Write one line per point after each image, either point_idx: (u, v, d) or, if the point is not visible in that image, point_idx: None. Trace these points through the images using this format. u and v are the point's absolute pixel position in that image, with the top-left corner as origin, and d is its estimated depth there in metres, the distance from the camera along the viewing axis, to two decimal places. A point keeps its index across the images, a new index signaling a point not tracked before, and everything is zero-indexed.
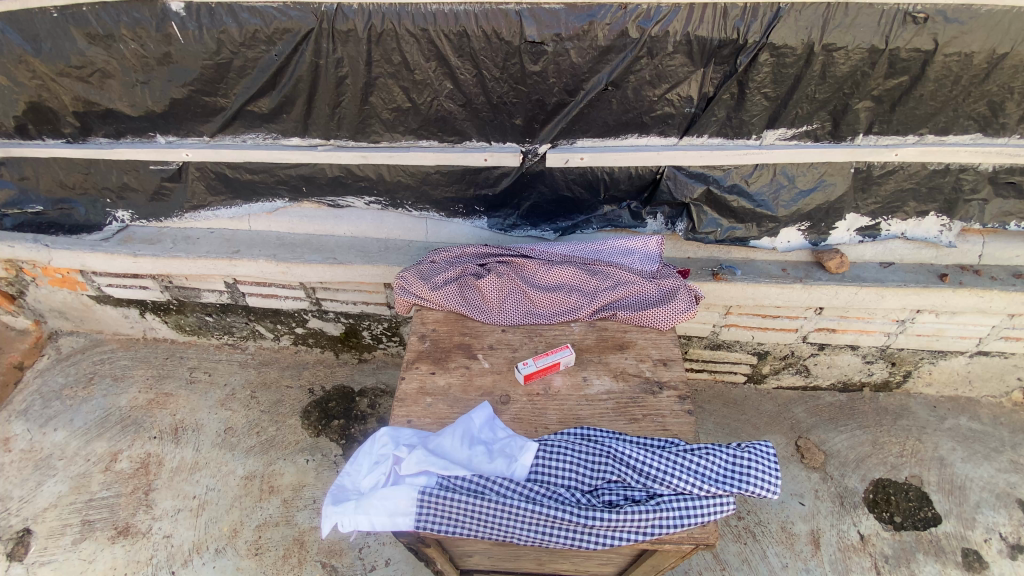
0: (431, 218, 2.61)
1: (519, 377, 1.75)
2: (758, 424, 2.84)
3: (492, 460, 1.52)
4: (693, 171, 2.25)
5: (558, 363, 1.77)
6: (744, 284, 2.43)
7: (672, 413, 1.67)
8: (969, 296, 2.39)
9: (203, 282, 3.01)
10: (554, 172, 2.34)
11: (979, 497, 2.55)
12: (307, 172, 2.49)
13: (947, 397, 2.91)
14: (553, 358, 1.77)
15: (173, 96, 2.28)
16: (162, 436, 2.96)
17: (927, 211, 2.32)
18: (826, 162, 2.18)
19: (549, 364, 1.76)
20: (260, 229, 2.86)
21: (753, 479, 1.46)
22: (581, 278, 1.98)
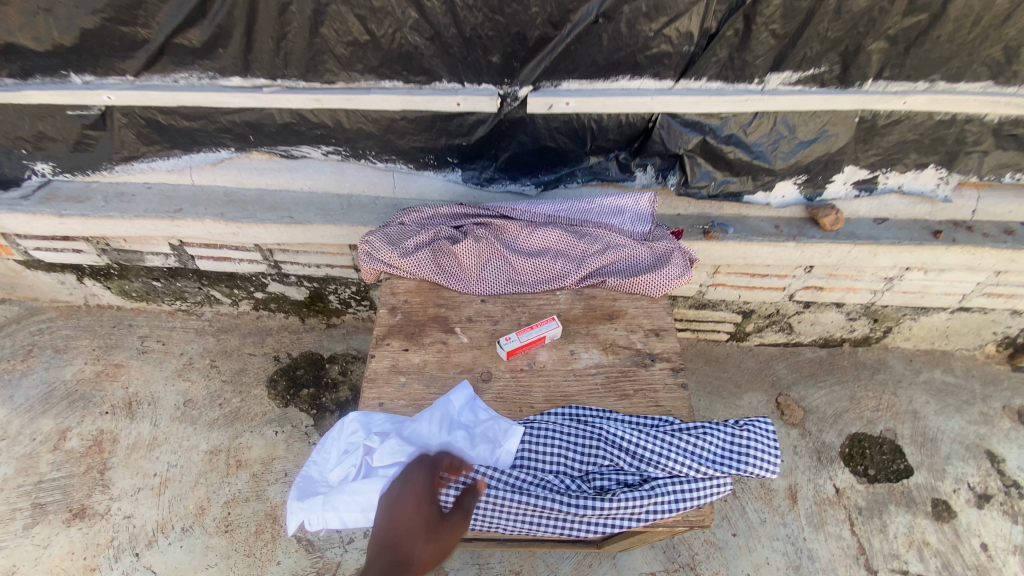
0: (399, 171, 2.34)
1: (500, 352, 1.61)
2: (739, 382, 2.84)
3: (474, 447, 1.37)
4: (688, 119, 2.03)
5: (544, 337, 1.63)
6: (736, 243, 2.29)
7: (665, 388, 1.56)
8: (961, 253, 2.31)
9: (146, 245, 2.73)
10: (535, 119, 2.08)
11: (950, 449, 2.62)
12: (253, 118, 2.20)
13: (923, 350, 2.93)
14: (540, 331, 1.63)
15: (83, 26, 1.92)
16: (117, 411, 2.77)
17: (927, 163, 2.19)
18: (832, 110, 1.99)
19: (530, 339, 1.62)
20: (205, 183, 2.56)
21: (752, 459, 1.36)
22: (566, 242, 1.80)
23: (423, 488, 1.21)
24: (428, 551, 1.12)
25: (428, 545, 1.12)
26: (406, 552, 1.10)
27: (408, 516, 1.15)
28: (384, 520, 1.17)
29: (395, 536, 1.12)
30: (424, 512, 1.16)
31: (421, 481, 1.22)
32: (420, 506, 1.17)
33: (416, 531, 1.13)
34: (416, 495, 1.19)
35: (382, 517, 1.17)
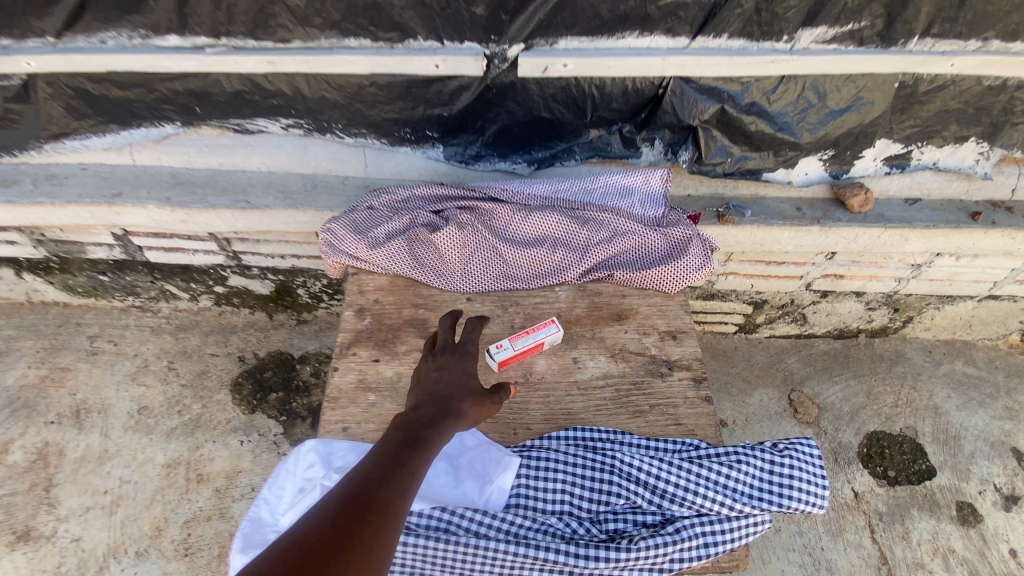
0: (370, 147, 2.04)
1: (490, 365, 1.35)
2: (749, 378, 2.63)
3: (457, 484, 1.13)
4: (705, 84, 1.75)
5: (541, 344, 1.37)
6: (753, 228, 2.04)
7: (685, 402, 1.32)
8: (1001, 237, 2.09)
9: (86, 235, 2.41)
10: (527, 85, 1.78)
11: (974, 447, 2.42)
12: (198, 85, 1.88)
13: (943, 340, 2.74)
14: (538, 337, 1.37)
15: None
16: (62, 420, 2.47)
17: (968, 135, 1.94)
18: (869, 73, 1.73)
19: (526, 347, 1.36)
20: (149, 164, 2.24)
21: (796, 492, 1.13)
22: (566, 229, 1.52)
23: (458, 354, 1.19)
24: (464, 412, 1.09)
25: (465, 405, 1.08)
26: (446, 407, 1.06)
27: (445, 379, 1.13)
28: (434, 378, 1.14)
29: (432, 394, 1.09)
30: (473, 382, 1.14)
31: (454, 351, 1.21)
32: (456, 371, 1.14)
33: (452, 391, 1.09)
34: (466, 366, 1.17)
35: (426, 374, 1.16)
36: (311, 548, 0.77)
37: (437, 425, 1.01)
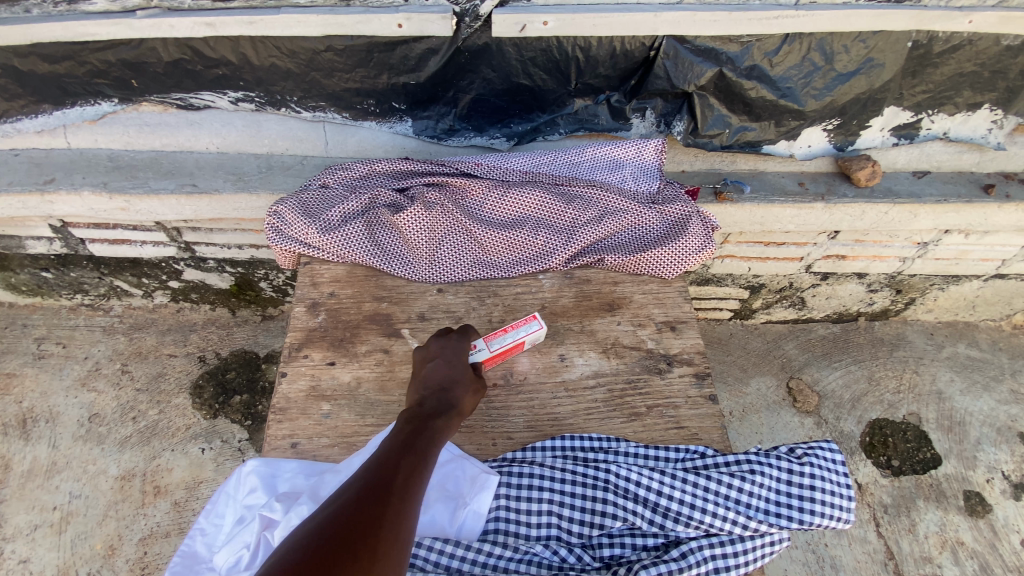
0: (331, 122, 1.83)
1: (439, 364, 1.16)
2: (746, 366, 2.50)
3: (425, 509, 0.97)
4: (701, 45, 1.57)
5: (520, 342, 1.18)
6: (753, 206, 1.88)
7: (687, 402, 1.16)
8: (1014, 211, 1.95)
9: (22, 227, 2.17)
10: (503, 48, 1.58)
11: (980, 432, 2.31)
12: (129, 53, 1.66)
13: (945, 322, 2.63)
14: (518, 338, 1.17)
15: None
16: (6, 431, 2.26)
17: (981, 102, 1.80)
18: (879, 32, 1.57)
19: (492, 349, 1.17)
20: (85, 147, 2.00)
21: (817, 505, 0.98)
22: (550, 207, 1.35)
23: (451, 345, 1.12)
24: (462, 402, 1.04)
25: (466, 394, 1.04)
26: (446, 399, 1.01)
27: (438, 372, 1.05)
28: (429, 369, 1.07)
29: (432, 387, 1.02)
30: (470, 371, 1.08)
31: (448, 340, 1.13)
32: (452, 361, 1.07)
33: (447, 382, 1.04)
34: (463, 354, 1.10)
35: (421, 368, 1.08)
36: (311, 560, 0.70)
37: (440, 419, 0.96)
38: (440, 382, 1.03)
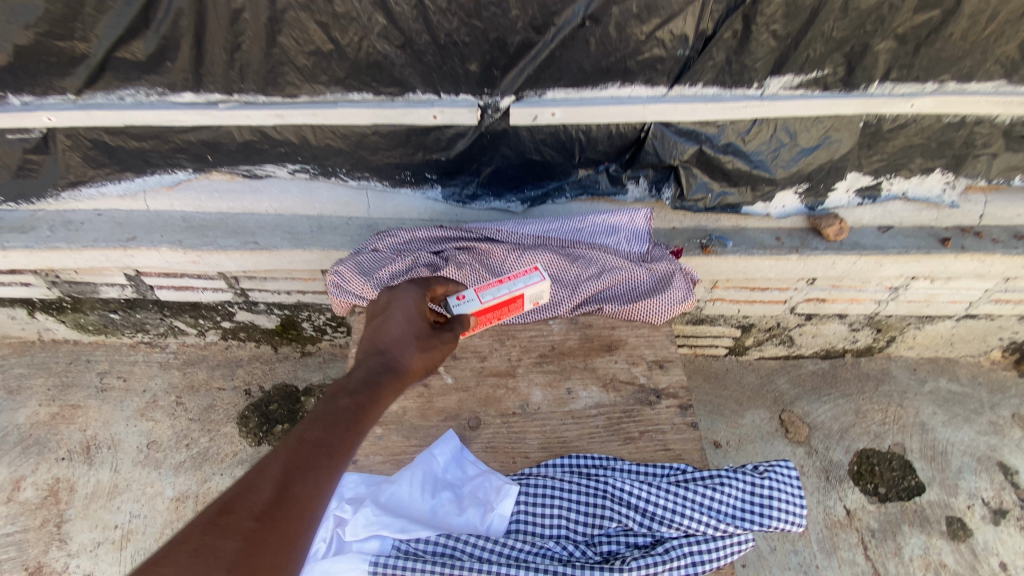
0: (373, 189, 2.17)
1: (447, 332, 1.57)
2: (741, 399, 2.72)
3: (461, 511, 1.22)
4: (683, 128, 1.88)
5: (523, 294, 1.51)
6: (735, 258, 2.16)
7: (673, 428, 1.41)
8: (970, 260, 2.20)
9: (100, 276, 2.50)
10: (519, 131, 1.91)
11: (961, 462, 2.49)
12: (209, 136, 2.01)
13: (927, 358, 2.83)
14: (516, 288, 1.50)
15: (14, 40, 1.71)
16: (73, 456, 2.53)
17: (933, 167, 2.08)
18: (835, 115, 1.85)
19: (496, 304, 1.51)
20: (162, 209, 2.35)
21: (775, 512, 1.21)
22: (559, 267, 1.62)
23: (403, 307, 1.39)
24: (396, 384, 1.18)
25: (412, 351, 1.26)
26: (391, 362, 1.21)
27: (392, 329, 1.31)
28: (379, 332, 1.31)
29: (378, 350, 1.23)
30: (414, 326, 1.33)
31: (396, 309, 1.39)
32: (405, 320, 1.34)
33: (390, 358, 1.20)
34: (408, 310, 1.37)
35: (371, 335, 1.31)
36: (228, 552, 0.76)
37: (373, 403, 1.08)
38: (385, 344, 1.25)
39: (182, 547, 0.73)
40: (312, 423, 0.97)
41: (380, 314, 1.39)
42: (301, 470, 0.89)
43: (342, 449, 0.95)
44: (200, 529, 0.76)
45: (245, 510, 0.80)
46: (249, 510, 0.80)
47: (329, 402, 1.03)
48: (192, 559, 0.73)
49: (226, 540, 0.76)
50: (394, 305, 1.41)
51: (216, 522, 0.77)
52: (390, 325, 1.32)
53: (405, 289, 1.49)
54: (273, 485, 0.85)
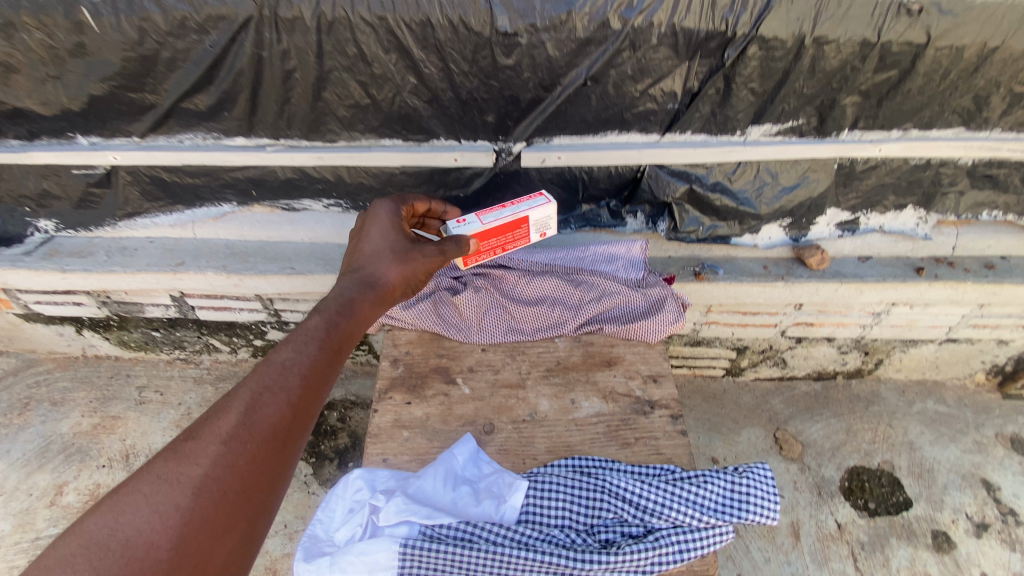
0: None
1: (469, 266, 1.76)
2: (737, 418, 2.87)
3: (478, 502, 1.40)
4: (676, 169, 2.11)
5: (527, 218, 1.65)
6: (726, 284, 2.36)
7: (665, 435, 1.59)
8: (944, 288, 2.39)
9: (146, 297, 2.75)
10: (529, 172, 2.16)
11: (947, 479, 2.62)
12: (255, 174, 2.27)
13: (915, 380, 2.99)
14: (520, 213, 1.64)
15: (93, 93, 1.97)
16: (113, 464, 2.73)
17: (905, 204, 2.28)
18: (812, 158, 2.08)
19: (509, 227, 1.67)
20: (207, 237, 2.61)
21: (752, 507, 1.39)
22: (564, 290, 1.85)
23: (381, 226, 1.60)
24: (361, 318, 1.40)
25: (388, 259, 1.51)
26: (368, 275, 1.47)
27: (371, 244, 1.56)
28: (363, 247, 1.56)
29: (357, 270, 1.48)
30: (391, 240, 1.56)
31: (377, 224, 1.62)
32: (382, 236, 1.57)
33: (357, 295, 1.41)
34: (386, 222, 1.61)
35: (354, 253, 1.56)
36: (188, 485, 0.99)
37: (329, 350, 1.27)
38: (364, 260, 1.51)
39: (153, 473, 0.97)
40: (273, 362, 1.18)
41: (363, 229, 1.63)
42: (256, 408, 1.09)
43: (297, 385, 1.16)
44: (167, 456, 0.99)
45: (207, 438, 1.03)
46: (210, 440, 1.02)
47: (289, 342, 1.24)
48: (160, 481, 0.96)
49: (187, 466, 0.98)
50: (376, 226, 1.60)
51: (179, 451, 1.00)
52: (371, 240, 1.57)
53: (378, 207, 1.66)
54: (235, 415, 1.07)
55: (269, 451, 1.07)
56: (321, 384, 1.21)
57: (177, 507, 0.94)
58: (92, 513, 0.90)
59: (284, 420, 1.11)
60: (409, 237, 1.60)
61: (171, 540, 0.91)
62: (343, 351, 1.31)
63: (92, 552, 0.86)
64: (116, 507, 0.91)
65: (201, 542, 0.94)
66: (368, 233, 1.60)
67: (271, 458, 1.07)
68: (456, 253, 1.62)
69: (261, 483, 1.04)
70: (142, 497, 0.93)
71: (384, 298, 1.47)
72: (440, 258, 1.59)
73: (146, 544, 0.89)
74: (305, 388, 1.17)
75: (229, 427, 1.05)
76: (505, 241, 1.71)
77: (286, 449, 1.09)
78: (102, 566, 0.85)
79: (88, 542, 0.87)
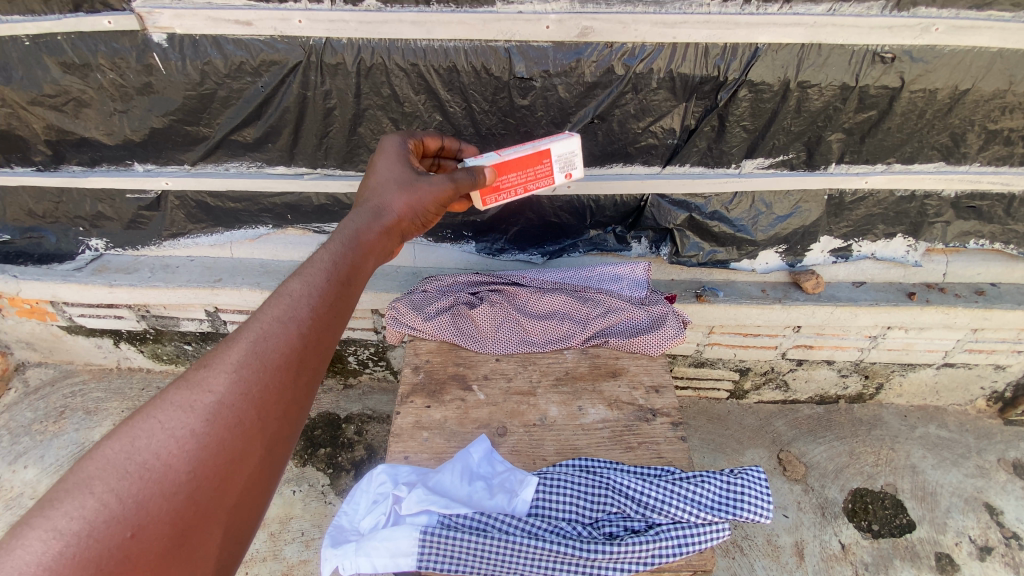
0: (419, 243, 2.60)
1: (487, 207, 1.75)
2: (741, 439, 2.95)
3: (492, 496, 1.53)
4: (676, 198, 2.30)
5: (549, 151, 1.75)
6: (726, 306, 2.51)
7: (666, 440, 1.71)
8: (936, 313, 2.51)
9: (183, 312, 2.95)
10: (541, 200, 2.35)
11: (950, 502, 2.67)
12: (292, 200, 2.50)
13: (916, 405, 3.06)
14: (542, 145, 1.74)
15: (153, 126, 2.20)
16: None
17: (895, 233, 2.43)
18: (803, 189, 2.26)
19: (532, 161, 1.74)
20: (243, 256, 2.83)
21: (747, 505, 1.49)
22: (572, 306, 2.02)
23: (391, 157, 1.51)
24: (381, 248, 1.27)
25: (397, 193, 1.38)
26: (378, 208, 1.33)
27: (382, 177, 1.44)
28: (374, 179, 1.44)
29: (369, 201, 1.35)
30: (402, 175, 1.44)
31: (391, 158, 1.51)
32: (391, 171, 1.45)
33: (375, 224, 1.27)
34: (396, 155, 1.52)
35: (367, 183, 1.44)
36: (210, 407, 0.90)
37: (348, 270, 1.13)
38: (373, 191, 1.39)
39: (165, 399, 0.88)
40: (286, 288, 1.04)
41: (375, 161, 1.51)
42: (267, 338, 0.96)
43: (312, 313, 1.02)
44: (180, 383, 0.90)
45: (218, 365, 0.92)
46: (220, 368, 0.92)
47: (304, 267, 1.09)
48: (173, 408, 0.87)
49: (200, 394, 0.89)
50: (382, 161, 1.50)
51: (191, 378, 0.91)
52: (383, 173, 1.45)
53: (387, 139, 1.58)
54: (244, 344, 0.95)
55: (286, 383, 0.96)
56: (340, 312, 1.06)
57: (192, 434, 0.86)
58: (107, 438, 0.83)
59: (301, 350, 0.98)
60: (417, 170, 1.48)
61: (190, 468, 0.84)
62: (364, 280, 1.16)
63: (108, 478, 0.80)
64: (131, 432, 0.84)
65: (221, 472, 0.87)
66: (381, 165, 1.49)
67: (289, 390, 0.96)
68: (467, 184, 1.52)
69: (283, 413, 0.96)
70: (156, 425, 0.85)
71: (400, 229, 1.35)
72: (451, 187, 1.46)
73: (162, 472, 0.83)
74: (322, 317, 1.04)
75: (239, 355, 0.94)
76: (528, 178, 1.76)
77: (305, 381, 0.98)
78: (121, 492, 0.79)
79: (104, 465, 0.80)
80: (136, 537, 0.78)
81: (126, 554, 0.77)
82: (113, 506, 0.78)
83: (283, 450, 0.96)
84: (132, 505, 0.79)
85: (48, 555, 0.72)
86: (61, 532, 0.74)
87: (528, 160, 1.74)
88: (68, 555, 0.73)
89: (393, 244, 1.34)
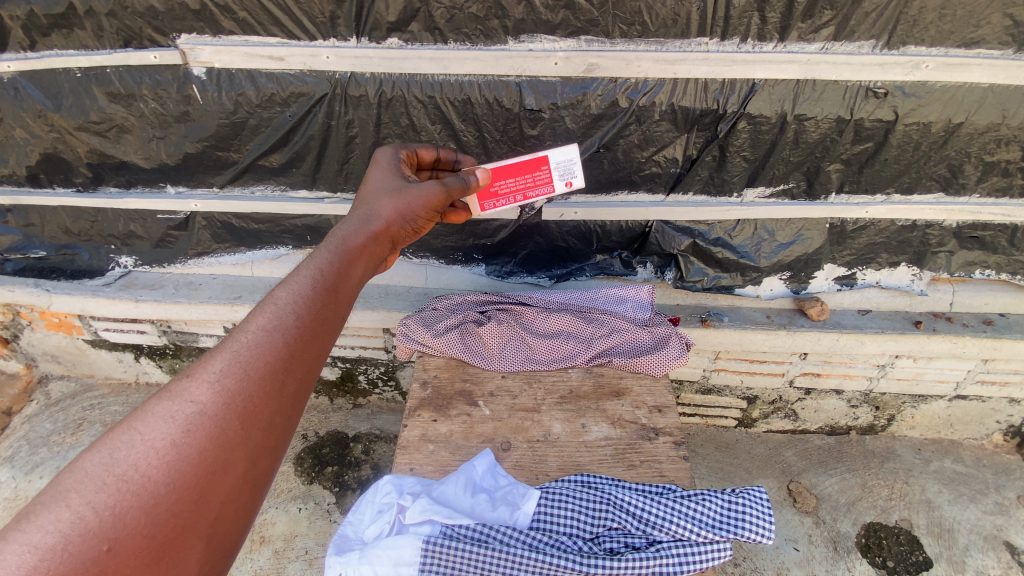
0: (431, 265, 2.70)
1: (486, 211, 1.91)
2: (750, 468, 2.91)
3: (494, 508, 1.55)
4: (680, 225, 2.38)
5: (547, 157, 1.88)
6: (731, 331, 2.54)
7: (668, 459, 1.73)
8: (944, 342, 2.51)
9: (203, 328, 3.06)
10: (549, 225, 2.45)
11: (968, 539, 2.59)
12: (312, 222, 2.62)
13: (931, 439, 3.01)
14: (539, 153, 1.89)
15: (187, 151, 2.36)
16: None
17: (899, 262, 2.46)
18: (804, 217, 2.32)
19: (530, 168, 1.89)
20: (263, 275, 2.95)
21: (749, 525, 1.49)
22: (576, 325, 2.08)
23: (385, 171, 1.61)
24: (370, 257, 1.32)
25: (387, 199, 1.46)
26: (368, 216, 1.40)
27: (374, 189, 1.52)
28: (366, 189, 1.53)
29: (360, 211, 1.42)
30: (393, 186, 1.53)
31: (385, 172, 1.61)
32: (383, 181, 1.55)
33: (362, 235, 1.32)
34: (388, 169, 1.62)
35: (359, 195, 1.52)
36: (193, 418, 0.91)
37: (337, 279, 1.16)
38: (365, 201, 1.47)
39: (148, 411, 0.89)
40: (273, 299, 1.08)
41: (369, 176, 1.60)
42: (252, 349, 0.98)
43: (297, 323, 1.05)
44: (164, 395, 0.92)
45: (202, 376, 0.94)
46: (203, 378, 0.94)
47: (290, 279, 1.13)
48: (155, 419, 0.88)
49: (183, 404, 0.91)
50: (375, 174, 1.60)
51: (174, 389, 0.92)
52: (375, 185, 1.54)
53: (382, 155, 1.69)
54: (229, 354, 0.97)
55: (270, 392, 0.97)
56: (327, 321, 1.09)
57: (173, 444, 0.87)
58: (88, 450, 0.84)
59: (285, 359, 1.01)
60: (406, 180, 1.57)
61: (170, 479, 0.85)
62: (351, 290, 1.20)
63: (88, 489, 0.80)
64: (113, 443, 0.85)
65: (203, 482, 0.88)
66: (374, 178, 1.58)
67: (274, 399, 0.98)
68: (459, 187, 1.63)
69: (269, 422, 0.97)
70: (138, 436, 0.86)
71: (389, 237, 1.41)
72: (440, 193, 1.56)
73: (141, 483, 0.83)
74: (308, 326, 1.06)
75: (223, 365, 0.96)
76: (526, 183, 1.90)
77: (290, 390, 1.00)
78: (99, 503, 0.80)
79: (84, 476, 0.81)
80: (113, 550, 0.78)
81: (104, 567, 0.77)
82: (91, 518, 0.79)
83: (268, 460, 0.96)
84: (111, 517, 0.80)
85: (22, 568, 0.72)
86: (36, 545, 0.75)
87: (526, 166, 1.89)
88: (43, 567, 0.74)
89: (383, 251, 1.39)
